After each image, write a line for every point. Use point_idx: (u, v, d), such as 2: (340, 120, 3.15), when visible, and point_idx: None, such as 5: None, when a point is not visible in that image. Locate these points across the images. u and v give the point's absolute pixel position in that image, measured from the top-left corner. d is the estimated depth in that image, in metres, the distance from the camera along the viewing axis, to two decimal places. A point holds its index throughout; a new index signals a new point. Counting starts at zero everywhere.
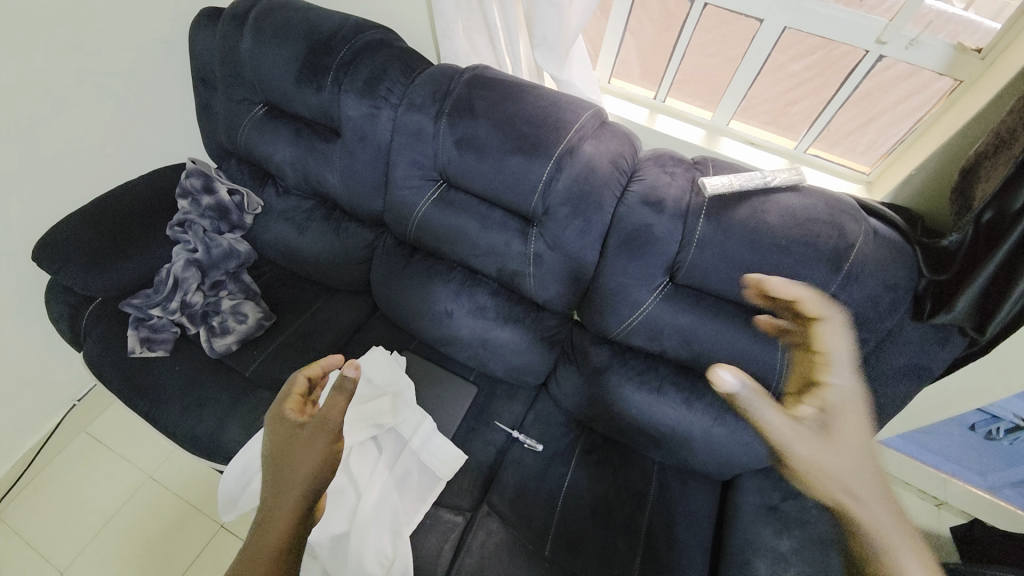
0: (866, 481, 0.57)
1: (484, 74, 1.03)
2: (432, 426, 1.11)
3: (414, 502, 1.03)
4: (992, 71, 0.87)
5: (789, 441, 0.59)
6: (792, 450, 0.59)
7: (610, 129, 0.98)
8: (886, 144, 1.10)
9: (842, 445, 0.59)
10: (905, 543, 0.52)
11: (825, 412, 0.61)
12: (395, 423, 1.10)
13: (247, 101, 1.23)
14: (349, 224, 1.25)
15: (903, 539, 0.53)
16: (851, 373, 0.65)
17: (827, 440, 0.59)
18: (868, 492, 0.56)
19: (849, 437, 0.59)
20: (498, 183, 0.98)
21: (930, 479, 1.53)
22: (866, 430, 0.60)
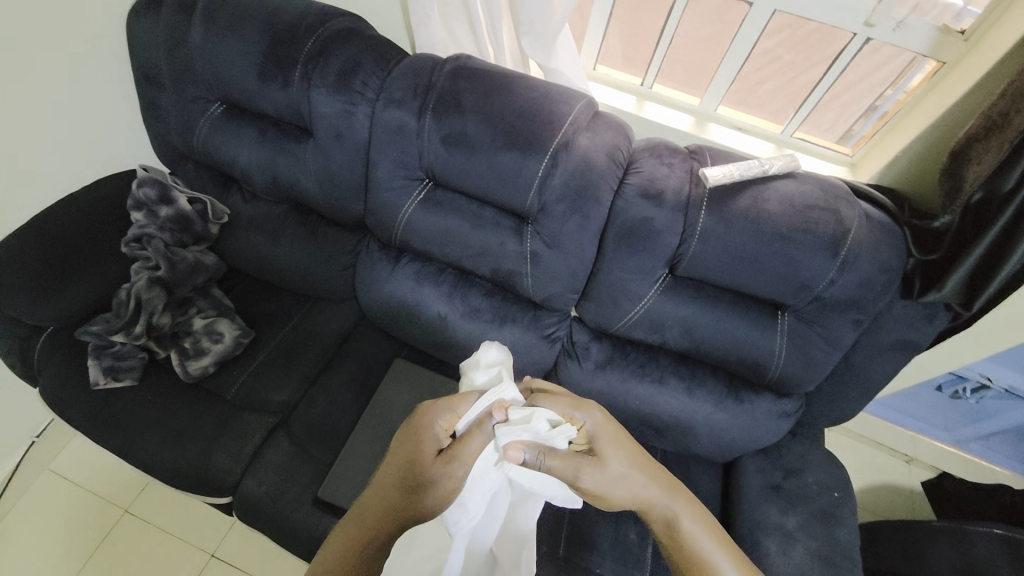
0: (654, 471, 0.81)
1: (463, 59, 0.95)
2: (551, 445, 0.77)
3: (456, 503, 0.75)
4: (975, 53, 0.83)
5: (574, 475, 0.76)
6: (578, 480, 0.76)
7: (604, 120, 0.93)
8: (855, 121, 1.06)
9: (606, 466, 0.78)
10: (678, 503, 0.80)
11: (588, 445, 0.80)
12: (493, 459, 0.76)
13: (201, 99, 1.10)
14: (327, 229, 1.17)
15: (677, 501, 0.80)
16: (591, 414, 0.81)
17: (595, 462, 0.78)
18: (654, 481, 0.80)
19: (612, 459, 0.78)
20: (490, 181, 0.93)
21: (902, 439, 1.71)
22: (620, 447, 0.80)
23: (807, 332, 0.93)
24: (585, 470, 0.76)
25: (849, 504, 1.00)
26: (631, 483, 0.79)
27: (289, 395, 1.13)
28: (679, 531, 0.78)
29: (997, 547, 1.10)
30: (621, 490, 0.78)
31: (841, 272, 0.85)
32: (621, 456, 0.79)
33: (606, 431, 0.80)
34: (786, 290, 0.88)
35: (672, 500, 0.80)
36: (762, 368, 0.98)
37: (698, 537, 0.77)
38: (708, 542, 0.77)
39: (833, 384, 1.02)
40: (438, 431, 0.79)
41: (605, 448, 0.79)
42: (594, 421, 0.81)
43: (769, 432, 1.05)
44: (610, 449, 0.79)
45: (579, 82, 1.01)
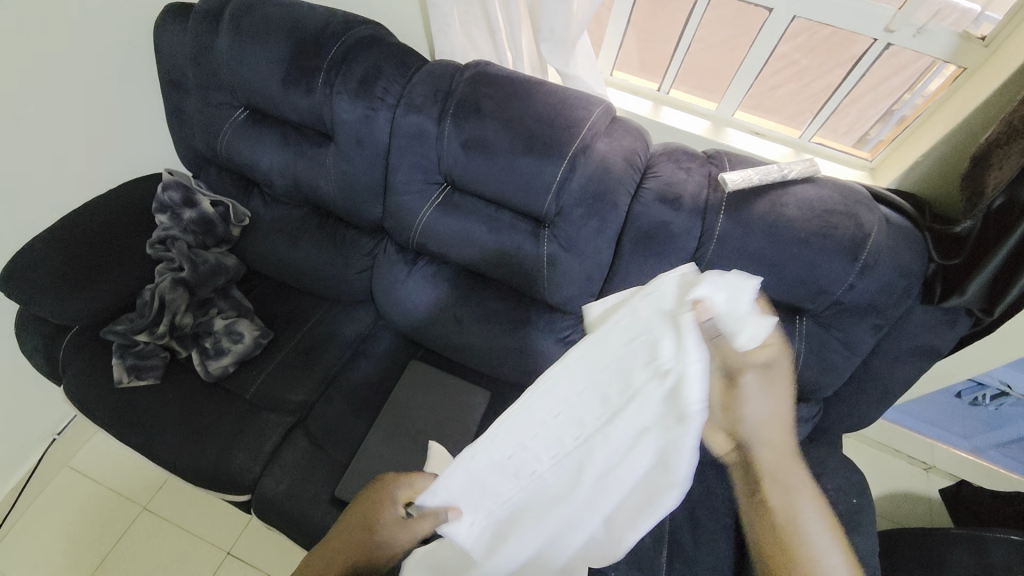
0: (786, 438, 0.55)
1: (484, 64, 0.97)
2: (733, 338, 0.53)
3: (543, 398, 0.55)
4: (997, 59, 0.82)
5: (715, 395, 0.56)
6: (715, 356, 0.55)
7: (622, 125, 0.94)
8: (874, 125, 1.06)
9: (768, 392, 0.55)
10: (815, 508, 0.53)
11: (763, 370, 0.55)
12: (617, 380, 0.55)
13: (225, 105, 1.12)
14: (345, 231, 1.19)
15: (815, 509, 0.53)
16: (780, 349, 0.55)
17: (762, 382, 0.55)
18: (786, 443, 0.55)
19: (779, 397, 0.55)
20: (508, 184, 0.94)
21: (919, 446, 1.69)
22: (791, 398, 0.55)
23: (825, 337, 0.93)
24: (747, 402, 0.55)
25: (867, 511, 0.99)
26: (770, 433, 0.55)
27: (306, 396, 1.14)
28: (798, 530, 0.52)
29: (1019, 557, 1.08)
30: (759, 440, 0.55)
31: (860, 277, 0.85)
32: (777, 399, 0.55)
33: (779, 371, 0.55)
34: (804, 295, 0.88)
35: (811, 509, 0.53)
36: None
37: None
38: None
39: (851, 389, 1.02)
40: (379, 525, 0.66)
41: (780, 377, 0.55)
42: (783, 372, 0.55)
43: None
44: (776, 393, 0.55)
45: (597, 87, 1.02)
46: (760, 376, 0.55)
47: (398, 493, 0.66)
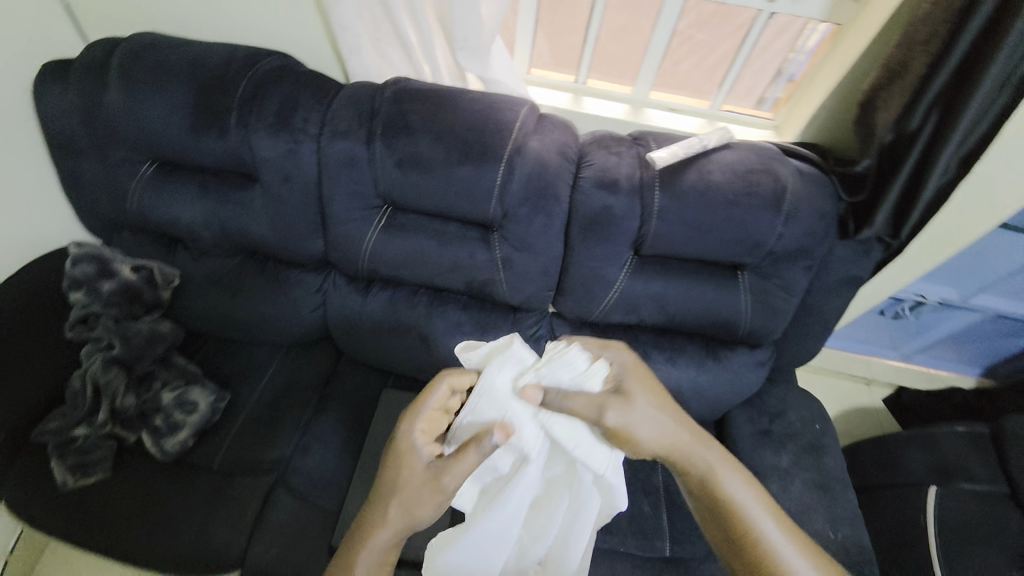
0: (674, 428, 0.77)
1: (403, 81, 0.95)
2: (579, 381, 0.77)
3: (550, 370, 0.78)
4: (867, 12, 0.93)
5: (613, 419, 0.74)
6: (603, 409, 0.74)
7: (549, 120, 0.97)
8: (765, 93, 1.16)
9: (639, 404, 0.76)
10: (725, 467, 0.76)
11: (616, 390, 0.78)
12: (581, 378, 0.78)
13: (129, 161, 1.03)
14: (289, 271, 1.13)
15: (723, 466, 0.76)
16: (617, 366, 0.80)
17: (624, 401, 0.76)
18: (681, 433, 0.77)
19: (644, 402, 0.76)
20: (450, 196, 0.93)
21: (859, 364, 1.88)
22: (650, 398, 0.77)
23: (767, 285, 1.01)
24: (624, 416, 0.74)
25: (830, 433, 1.09)
26: (656, 425, 0.76)
27: (280, 451, 1.08)
28: (728, 497, 0.73)
29: (962, 442, 1.23)
30: (650, 434, 0.75)
31: (785, 225, 0.93)
32: (648, 398, 0.77)
33: (630, 385, 0.77)
34: (742, 251, 0.95)
35: (704, 451, 0.76)
36: (734, 326, 1.05)
37: (738, 490, 0.74)
38: (756, 505, 0.73)
39: (796, 327, 1.11)
40: (419, 435, 0.77)
41: (635, 389, 0.77)
42: (631, 382, 0.78)
43: (750, 383, 1.13)
44: (644, 398, 0.77)
45: (518, 87, 1.04)
46: (650, 393, 0.78)
47: (422, 420, 0.78)
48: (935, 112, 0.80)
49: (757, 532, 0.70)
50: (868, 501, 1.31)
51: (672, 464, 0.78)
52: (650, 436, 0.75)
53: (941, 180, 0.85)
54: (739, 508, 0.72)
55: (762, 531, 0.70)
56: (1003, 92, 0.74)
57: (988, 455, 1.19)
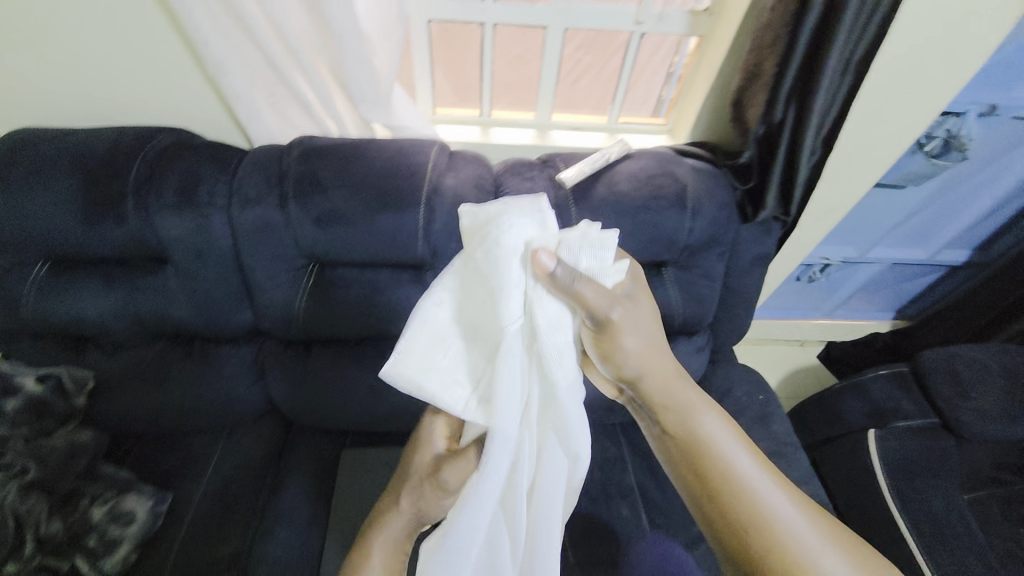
0: (658, 355, 0.75)
1: (309, 140, 0.96)
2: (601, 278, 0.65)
3: (579, 247, 0.63)
4: (723, 21, 1.03)
5: (615, 323, 0.67)
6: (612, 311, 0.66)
7: (460, 156, 1.00)
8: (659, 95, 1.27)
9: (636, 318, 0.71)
10: (701, 402, 0.76)
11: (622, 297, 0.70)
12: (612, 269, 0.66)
13: (17, 265, 0.95)
14: (219, 350, 1.08)
15: (700, 401, 0.76)
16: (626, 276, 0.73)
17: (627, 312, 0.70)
18: (662, 361, 0.75)
19: (643, 318, 0.72)
20: (375, 245, 0.93)
21: (791, 328, 2.04)
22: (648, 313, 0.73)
23: (690, 276, 1.08)
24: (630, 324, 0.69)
25: (773, 400, 1.17)
26: (645, 346, 0.73)
27: (237, 544, 1.00)
28: (704, 433, 0.75)
29: (888, 385, 1.34)
30: (636, 355, 0.72)
31: (693, 220, 1.01)
32: (646, 316, 0.73)
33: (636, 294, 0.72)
34: (661, 249, 1.02)
35: (686, 391, 0.76)
36: (670, 319, 1.12)
37: (716, 430, 0.75)
38: (730, 441, 0.75)
39: (725, 309, 1.19)
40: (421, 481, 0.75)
41: (641, 296, 0.73)
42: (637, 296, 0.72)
43: (695, 368, 1.19)
44: (641, 315, 0.72)
45: (425, 129, 1.06)
46: (652, 314, 0.74)
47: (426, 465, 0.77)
48: (793, 104, 0.90)
49: (731, 470, 0.72)
50: (825, 457, 1.40)
51: (648, 396, 0.77)
52: (636, 358, 0.73)
53: (812, 158, 0.96)
54: (714, 446, 0.74)
55: (736, 468, 0.72)
56: (844, 79, 0.85)
57: (914, 395, 1.31)
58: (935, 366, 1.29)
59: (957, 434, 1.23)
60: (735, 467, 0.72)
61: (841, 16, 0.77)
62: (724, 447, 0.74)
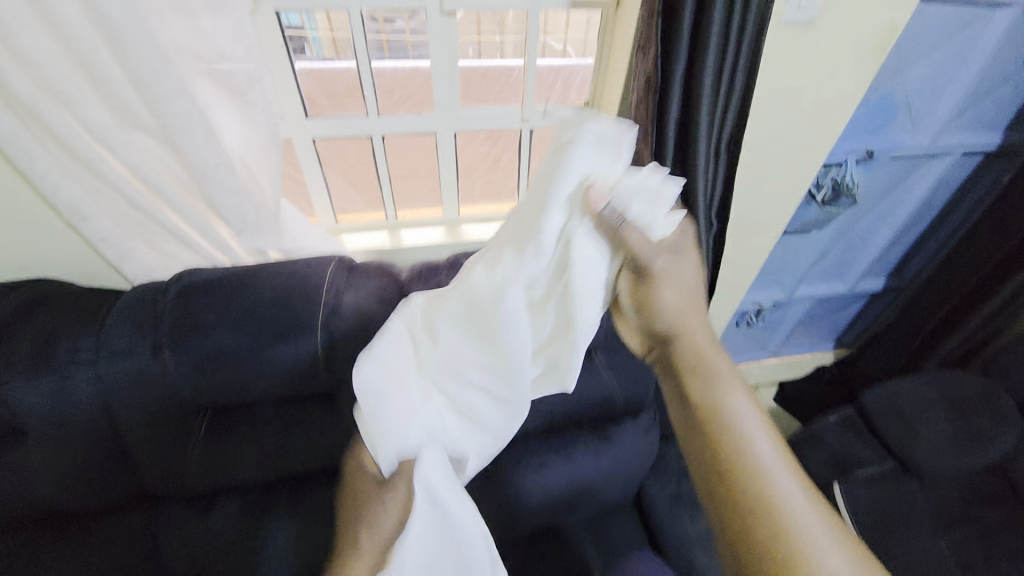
0: (692, 310, 0.74)
1: (186, 276, 0.88)
2: (653, 227, 0.68)
3: (637, 189, 0.67)
4: (603, 110, 1.06)
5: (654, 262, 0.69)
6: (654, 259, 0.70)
7: (361, 269, 0.94)
8: None
9: (685, 261, 0.74)
10: (727, 366, 0.71)
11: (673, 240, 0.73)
12: (660, 222, 0.69)
13: None
14: (99, 526, 0.92)
15: (725, 365, 0.71)
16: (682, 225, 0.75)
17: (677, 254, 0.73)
18: (693, 316, 0.74)
19: (684, 266, 0.74)
20: (274, 378, 0.86)
21: (741, 372, 2.06)
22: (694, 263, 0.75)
23: (618, 357, 1.07)
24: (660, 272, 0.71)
25: None
26: (676, 297, 0.73)
27: None
28: (718, 395, 0.68)
29: (843, 432, 1.34)
30: (667, 301, 0.72)
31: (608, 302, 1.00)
32: (690, 268, 0.74)
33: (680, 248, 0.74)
34: None
35: (713, 357, 0.71)
36: (610, 402, 1.08)
37: (735, 398, 0.67)
38: (751, 413, 0.66)
39: None
40: None
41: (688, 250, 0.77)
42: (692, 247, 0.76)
43: (645, 451, 1.14)
44: (683, 267, 0.73)
45: (323, 244, 1.03)
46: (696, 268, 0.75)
47: None
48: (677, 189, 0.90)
49: (742, 437, 0.63)
50: None
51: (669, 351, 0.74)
52: (668, 306, 0.72)
53: (710, 231, 0.96)
54: (726, 411, 0.66)
55: (746, 438, 0.63)
56: (719, 162, 0.87)
57: (867, 439, 1.31)
58: (878, 407, 1.31)
59: (917, 475, 1.22)
60: (744, 442, 0.63)
61: (698, 106, 0.77)
62: (738, 419, 0.65)
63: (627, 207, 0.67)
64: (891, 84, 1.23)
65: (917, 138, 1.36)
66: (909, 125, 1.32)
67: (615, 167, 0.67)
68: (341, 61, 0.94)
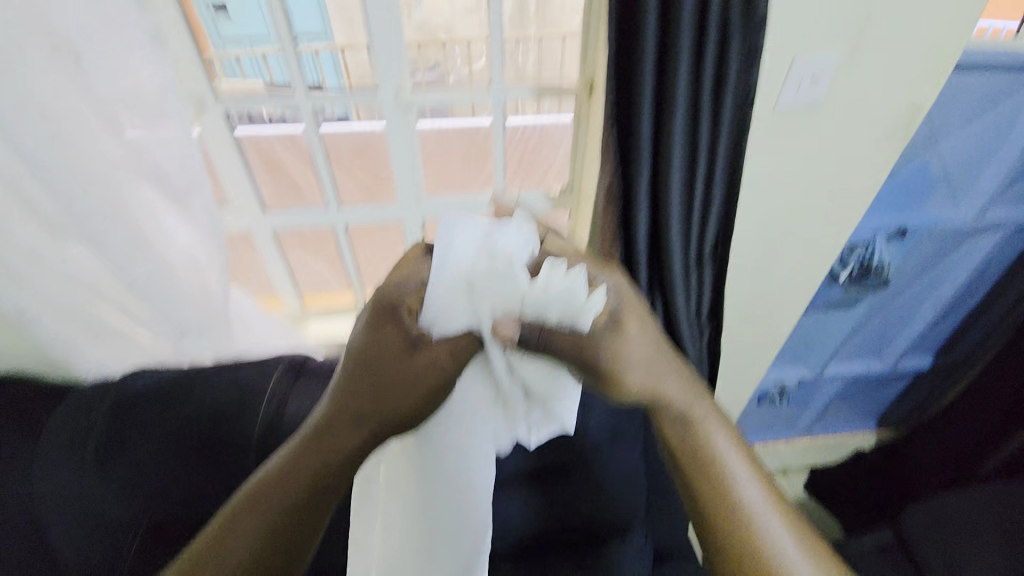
0: (663, 372, 0.61)
1: (124, 385, 0.84)
2: (580, 318, 0.53)
3: (542, 297, 0.52)
4: (582, 198, 0.98)
5: (604, 366, 0.56)
6: (596, 363, 0.55)
7: (308, 373, 0.90)
8: None
9: (632, 337, 0.57)
10: (711, 418, 0.64)
11: (609, 311, 0.55)
12: (589, 307, 0.53)
13: None
14: None
15: (710, 419, 0.64)
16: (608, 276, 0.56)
17: (622, 332, 0.57)
18: (668, 381, 0.62)
19: (636, 339, 0.58)
20: (196, 496, 0.80)
21: (765, 455, 1.86)
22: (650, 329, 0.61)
23: None
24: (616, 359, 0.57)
25: None
26: (645, 377, 0.60)
27: None
28: (710, 454, 0.62)
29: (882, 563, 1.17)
30: (637, 385, 0.60)
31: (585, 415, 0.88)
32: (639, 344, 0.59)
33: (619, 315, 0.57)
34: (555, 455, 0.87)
35: (695, 409, 0.63)
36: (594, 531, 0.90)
37: (722, 449, 0.63)
38: (738, 461, 0.62)
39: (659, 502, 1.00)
40: None
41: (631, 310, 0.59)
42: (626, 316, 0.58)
43: None
44: (636, 340, 0.58)
45: (283, 336, 1.00)
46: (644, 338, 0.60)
47: None
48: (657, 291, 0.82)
49: (732, 493, 0.61)
50: None
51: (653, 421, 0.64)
52: (635, 389, 0.60)
53: (699, 337, 0.88)
54: (714, 466, 0.62)
55: (739, 489, 0.61)
56: (699, 269, 0.77)
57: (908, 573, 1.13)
58: (920, 534, 1.15)
59: None
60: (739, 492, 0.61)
61: None
62: (726, 471, 0.62)
63: (546, 316, 0.53)
64: (925, 154, 1.07)
65: (961, 211, 1.18)
66: (950, 197, 1.15)
67: (511, 289, 0.52)
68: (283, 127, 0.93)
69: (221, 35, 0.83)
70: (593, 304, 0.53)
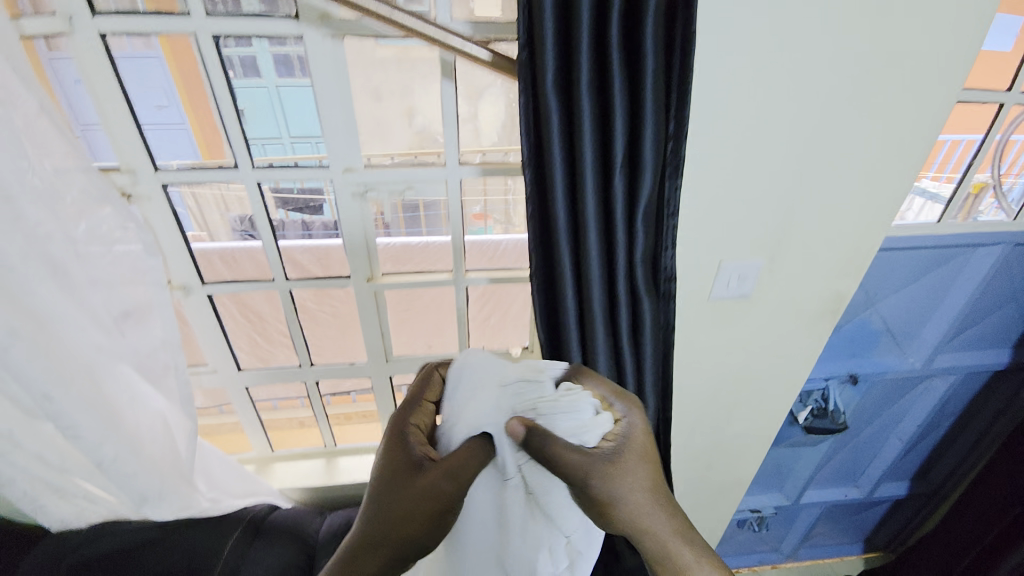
0: (654, 500, 0.65)
1: (108, 534, 0.89)
2: (590, 436, 0.62)
3: (557, 409, 0.60)
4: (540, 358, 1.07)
5: (601, 486, 0.60)
6: (592, 483, 0.60)
7: (263, 540, 0.95)
8: None
9: (628, 466, 0.63)
10: (700, 554, 0.66)
11: (611, 437, 0.64)
12: (599, 424, 0.63)
13: None
14: None
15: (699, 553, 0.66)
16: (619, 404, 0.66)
17: (620, 460, 0.62)
18: (656, 511, 0.65)
19: (632, 467, 0.63)
20: None
21: None
22: (647, 454, 0.65)
23: None
24: (615, 482, 0.61)
25: None
26: (636, 505, 0.63)
27: None
28: None
29: None
30: (627, 512, 0.63)
31: None
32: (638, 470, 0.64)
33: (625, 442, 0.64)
34: None
35: (681, 545, 0.66)
36: None
37: None
38: None
39: None
40: None
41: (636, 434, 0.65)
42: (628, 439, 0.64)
43: None
44: (634, 466, 0.64)
45: (253, 487, 1.01)
46: (643, 463, 0.65)
47: None
48: None
49: None
50: None
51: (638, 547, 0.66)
52: (625, 514, 0.63)
53: None
54: None
55: None
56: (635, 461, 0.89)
57: None
58: None
59: None
60: None
61: None
62: None
63: (556, 426, 0.60)
64: (865, 313, 1.16)
65: (908, 359, 1.25)
66: (895, 347, 1.23)
67: (530, 398, 0.61)
68: (233, 242, 0.90)
69: (162, 154, 0.79)
70: (599, 427, 0.62)
